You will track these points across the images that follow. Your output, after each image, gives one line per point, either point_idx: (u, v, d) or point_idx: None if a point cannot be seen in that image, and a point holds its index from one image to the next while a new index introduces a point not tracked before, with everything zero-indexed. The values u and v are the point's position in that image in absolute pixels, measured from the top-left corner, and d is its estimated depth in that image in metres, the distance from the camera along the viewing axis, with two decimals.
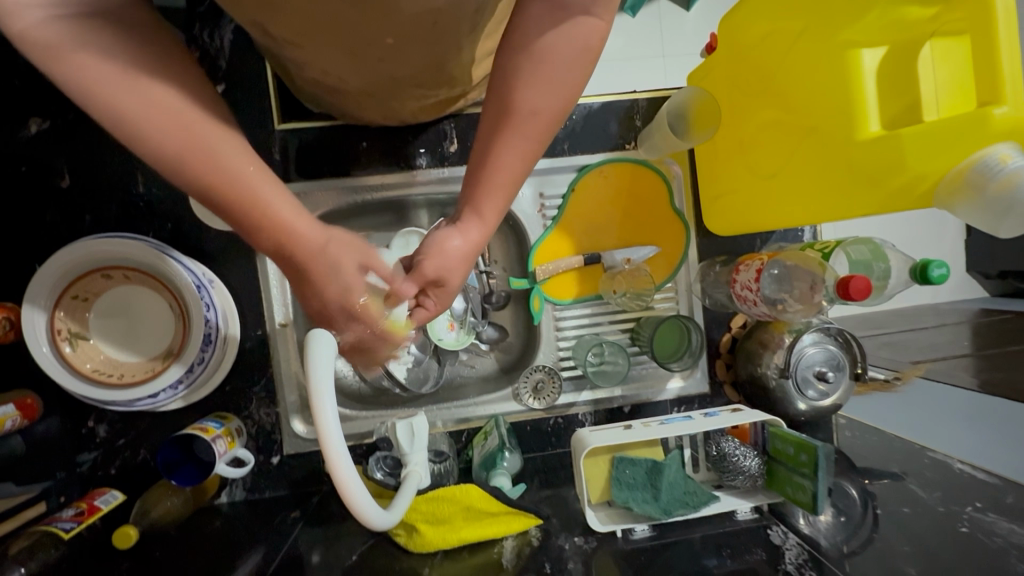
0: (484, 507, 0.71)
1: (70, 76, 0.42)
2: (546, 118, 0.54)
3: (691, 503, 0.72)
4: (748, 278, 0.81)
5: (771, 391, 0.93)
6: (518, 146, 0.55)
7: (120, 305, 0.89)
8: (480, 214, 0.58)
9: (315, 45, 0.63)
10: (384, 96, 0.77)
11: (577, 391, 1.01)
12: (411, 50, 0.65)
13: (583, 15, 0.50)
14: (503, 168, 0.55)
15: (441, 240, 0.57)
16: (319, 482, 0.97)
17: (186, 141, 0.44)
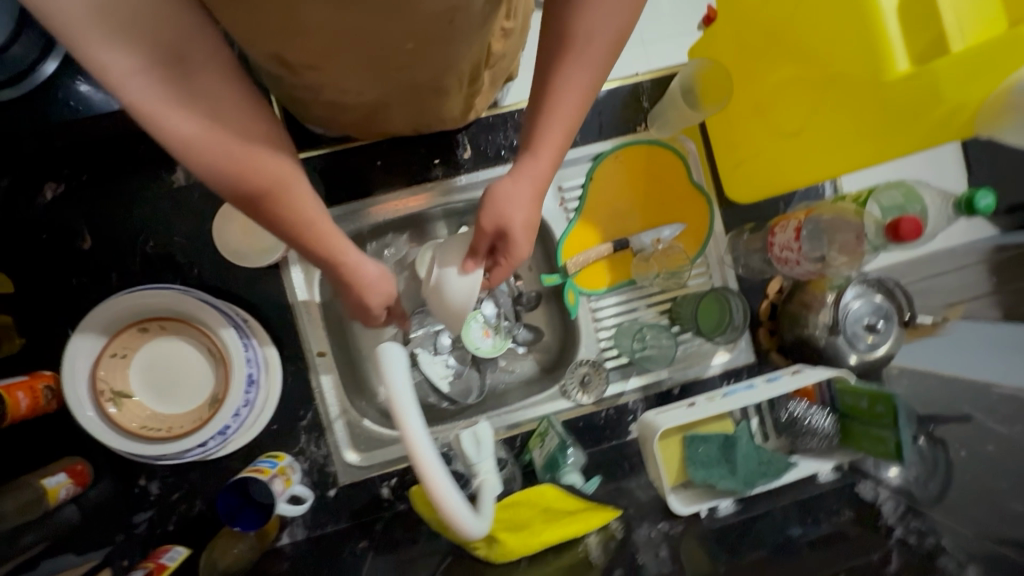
0: (562, 506, 0.71)
1: (168, 131, 0.45)
2: (603, 43, 0.54)
3: (769, 472, 0.72)
4: (786, 240, 0.80)
5: (822, 350, 0.92)
6: (576, 81, 0.56)
7: (163, 358, 0.88)
8: (536, 154, 0.60)
9: (332, 63, 0.63)
10: (403, 103, 0.78)
11: (624, 379, 1.00)
12: (432, 53, 0.64)
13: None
14: (561, 106, 0.57)
15: (498, 191, 0.61)
16: (380, 509, 0.95)
17: (255, 178, 0.48)
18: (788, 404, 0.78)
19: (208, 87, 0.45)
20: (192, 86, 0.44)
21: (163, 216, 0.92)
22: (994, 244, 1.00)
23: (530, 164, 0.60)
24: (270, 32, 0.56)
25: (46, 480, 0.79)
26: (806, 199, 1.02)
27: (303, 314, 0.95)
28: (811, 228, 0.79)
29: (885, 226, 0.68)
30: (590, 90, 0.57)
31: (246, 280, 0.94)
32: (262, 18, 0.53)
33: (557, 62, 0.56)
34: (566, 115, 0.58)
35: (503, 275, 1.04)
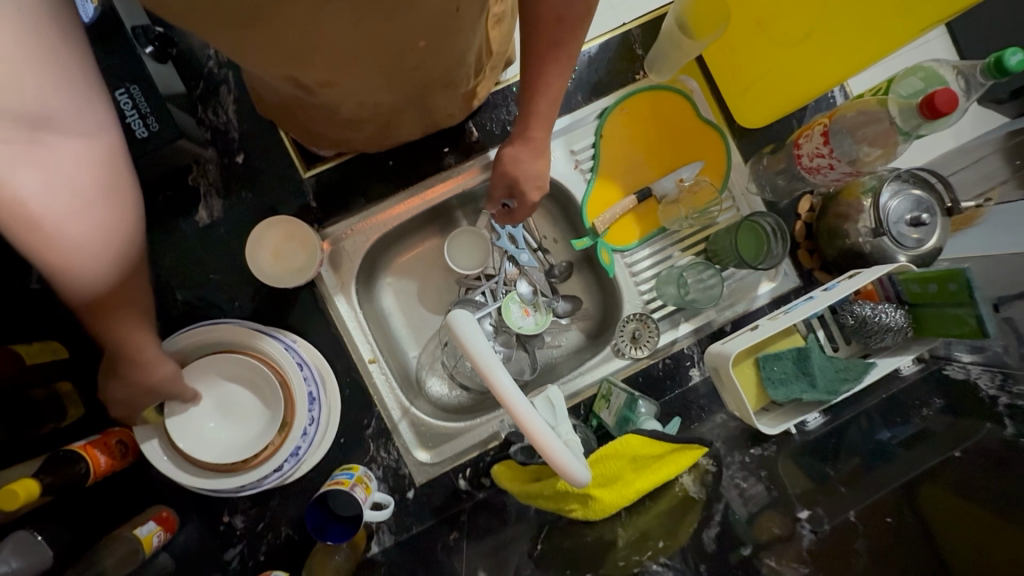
0: (650, 452, 0.69)
1: (36, 236, 0.56)
2: (568, 25, 0.65)
3: (850, 377, 0.70)
4: (815, 146, 0.81)
5: (869, 256, 0.90)
6: (559, 71, 0.71)
7: (227, 402, 0.87)
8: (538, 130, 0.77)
9: (350, 77, 0.63)
10: (415, 105, 0.78)
11: (674, 326, 0.99)
12: (442, 48, 0.64)
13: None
14: (549, 84, 0.72)
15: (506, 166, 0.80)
16: (461, 500, 0.95)
17: (75, 293, 0.60)
18: (852, 306, 0.73)
19: (88, 207, 0.58)
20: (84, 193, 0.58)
21: (194, 257, 0.93)
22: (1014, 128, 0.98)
23: (538, 139, 0.78)
24: (282, 52, 0.56)
25: (137, 530, 0.80)
26: (818, 111, 0.99)
27: (349, 325, 0.96)
28: (837, 132, 0.80)
29: (919, 103, 0.68)
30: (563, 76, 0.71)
31: (286, 304, 0.95)
32: (273, 41, 0.54)
33: (546, 41, 0.66)
34: (556, 93, 0.73)
35: (531, 250, 1.04)
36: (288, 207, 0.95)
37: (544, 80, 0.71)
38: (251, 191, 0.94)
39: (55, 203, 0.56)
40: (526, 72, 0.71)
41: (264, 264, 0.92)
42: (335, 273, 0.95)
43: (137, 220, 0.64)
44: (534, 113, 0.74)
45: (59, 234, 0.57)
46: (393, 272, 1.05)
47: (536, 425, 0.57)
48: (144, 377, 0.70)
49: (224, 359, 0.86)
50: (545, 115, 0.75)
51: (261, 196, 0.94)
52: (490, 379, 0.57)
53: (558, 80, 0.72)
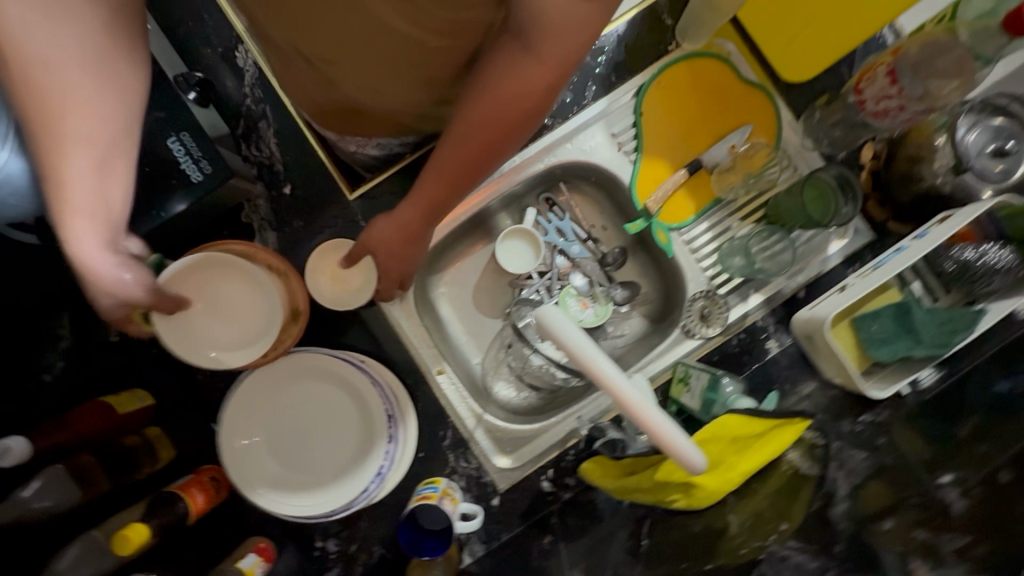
0: (749, 430, 0.67)
1: (36, 112, 0.56)
2: (484, 134, 0.60)
3: (961, 327, 0.65)
4: (880, 88, 0.75)
5: (948, 197, 0.85)
6: (452, 157, 0.63)
7: (215, 304, 0.82)
8: (412, 205, 0.71)
9: (361, 61, 0.64)
10: (439, 104, 0.77)
11: (744, 300, 0.94)
12: (463, 53, 0.64)
13: (531, 58, 0.53)
14: (438, 172, 0.66)
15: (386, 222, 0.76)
16: (548, 503, 0.93)
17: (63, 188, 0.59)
18: (950, 252, 0.68)
19: (75, 89, 0.57)
20: (98, 67, 0.57)
21: None
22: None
23: (407, 212, 0.73)
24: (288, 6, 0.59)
25: (241, 563, 0.83)
26: (868, 54, 0.94)
27: (413, 338, 0.96)
28: (904, 70, 0.73)
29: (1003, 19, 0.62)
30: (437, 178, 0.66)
31: (350, 327, 0.95)
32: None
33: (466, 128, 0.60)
34: (442, 187, 0.67)
35: (581, 243, 1.03)
36: (339, 230, 0.96)
37: (443, 151, 0.64)
38: (302, 219, 0.95)
39: (59, 74, 0.55)
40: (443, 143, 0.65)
41: (327, 285, 0.90)
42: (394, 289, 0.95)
43: (131, 140, 0.62)
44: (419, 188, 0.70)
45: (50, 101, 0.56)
46: (446, 282, 1.04)
47: (648, 412, 0.56)
48: (95, 290, 0.64)
49: (204, 266, 0.81)
50: (431, 197, 0.69)
51: (313, 223, 0.96)
52: (593, 369, 0.55)
53: (445, 188, 0.67)
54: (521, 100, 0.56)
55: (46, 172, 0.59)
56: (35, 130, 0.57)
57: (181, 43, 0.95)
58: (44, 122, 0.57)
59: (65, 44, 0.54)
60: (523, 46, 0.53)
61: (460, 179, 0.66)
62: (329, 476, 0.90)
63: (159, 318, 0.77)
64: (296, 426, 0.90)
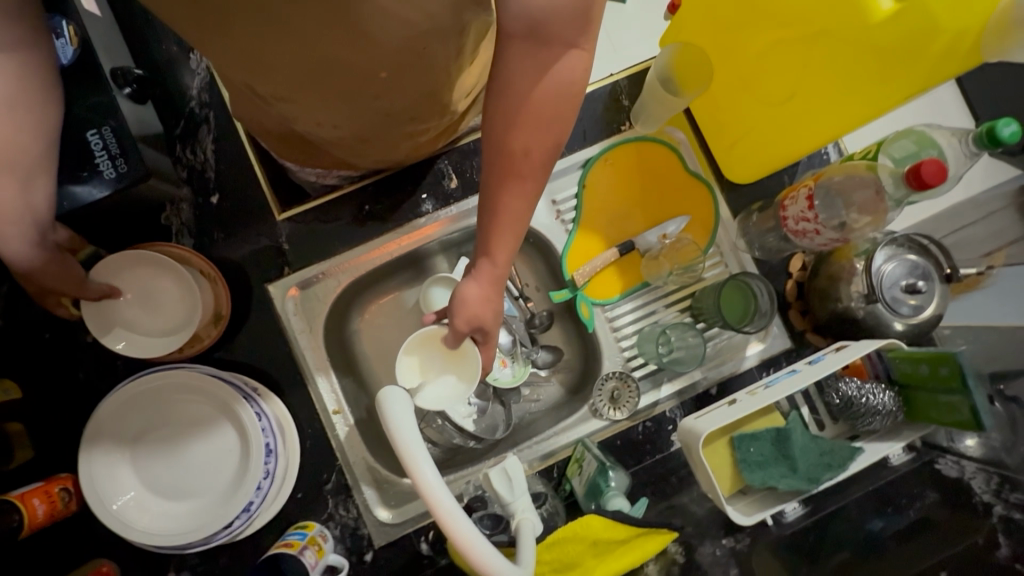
0: (613, 536, 0.64)
1: None
2: (539, 155, 0.57)
3: (835, 463, 0.65)
4: (799, 209, 0.77)
5: (862, 322, 0.86)
6: (521, 189, 0.59)
7: (144, 297, 0.85)
8: (493, 260, 0.63)
9: (307, 96, 0.63)
10: (375, 139, 0.77)
11: (656, 387, 0.94)
12: (405, 81, 0.63)
13: (569, 49, 0.52)
14: (508, 210, 0.60)
15: (463, 291, 0.66)
16: (421, 567, 0.89)
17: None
18: (837, 384, 0.69)
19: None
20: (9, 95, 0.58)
21: None
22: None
23: (488, 268, 0.64)
24: (229, 50, 0.55)
25: None
26: (811, 167, 0.97)
27: (313, 373, 0.92)
28: (822, 195, 0.76)
29: (905, 172, 0.64)
30: (530, 199, 0.60)
31: (253, 349, 0.92)
32: (235, 41, 0.54)
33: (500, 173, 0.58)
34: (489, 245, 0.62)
35: (510, 299, 0.99)
36: (261, 249, 0.93)
37: (499, 196, 0.59)
38: (223, 230, 0.93)
39: None
40: (482, 188, 0.61)
41: (440, 360, 0.78)
42: (301, 317, 0.92)
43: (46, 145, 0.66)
44: (489, 239, 0.62)
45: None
46: (366, 316, 1.01)
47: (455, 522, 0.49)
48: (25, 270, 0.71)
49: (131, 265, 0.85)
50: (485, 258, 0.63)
51: (236, 237, 0.93)
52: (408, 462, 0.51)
53: (513, 235, 0.62)
54: (566, 97, 0.55)
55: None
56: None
57: (137, 35, 0.93)
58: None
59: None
60: (533, 41, 0.51)
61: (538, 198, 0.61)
62: (191, 505, 0.83)
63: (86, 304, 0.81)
64: (166, 445, 0.84)
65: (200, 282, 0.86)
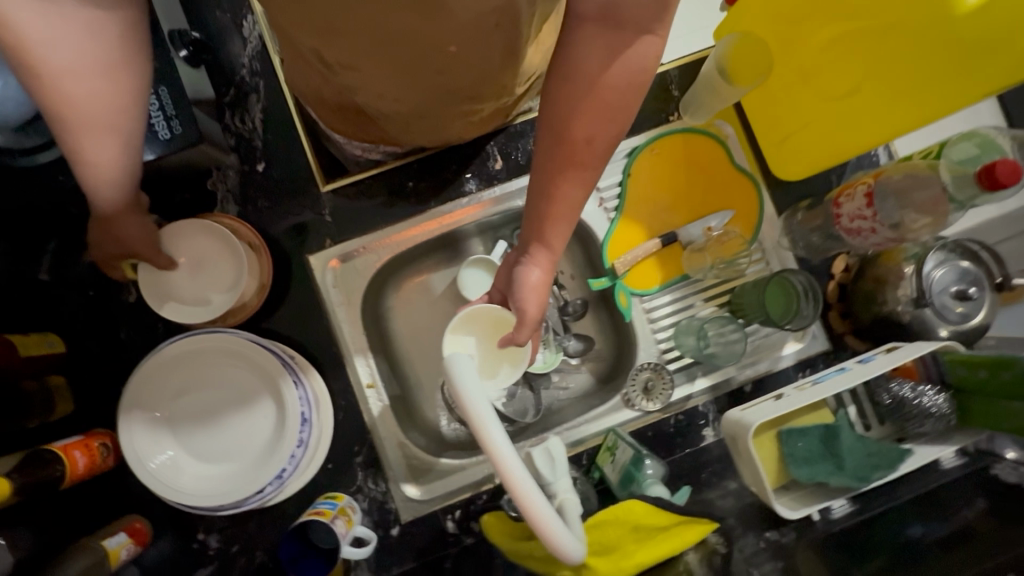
0: (653, 522, 0.64)
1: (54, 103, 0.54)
2: (601, 143, 0.57)
3: (883, 464, 0.64)
4: (856, 207, 0.77)
5: (907, 327, 0.84)
6: (579, 176, 0.58)
7: (194, 260, 0.85)
8: (548, 245, 0.64)
9: (372, 67, 0.61)
10: (431, 115, 0.76)
11: (690, 381, 0.93)
12: (471, 58, 0.61)
13: (643, 35, 0.50)
14: (565, 197, 0.59)
15: (524, 278, 0.65)
16: (447, 544, 0.89)
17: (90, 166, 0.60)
18: (889, 385, 0.68)
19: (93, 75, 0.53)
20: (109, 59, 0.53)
21: None
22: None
23: (546, 253, 0.65)
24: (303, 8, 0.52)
25: (105, 542, 0.76)
26: (860, 168, 0.96)
27: (350, 347, 0.93)
28: (882, 193, 0.75)
29: (978, 171, 0.63)
30: (587, 187, 0.59)
31: (291, 319, 0.92)
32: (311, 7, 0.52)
33: (554, 161, 0.57)
34: (543, 229, 0.62)
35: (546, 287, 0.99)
36: (303, 220, 0.93)
37: (555, 185, 0.58)
38: (269, 200, 0.93)
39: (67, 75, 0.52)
40: (536, 176, 0.60)
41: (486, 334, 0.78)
42: (339, 290, 0.93)
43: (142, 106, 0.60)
44: (545, 225, 0.62)
45: (66, 97, 0.53)
46: (403, 293, 1.01)
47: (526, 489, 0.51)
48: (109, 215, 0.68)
49: (184, 228, 0.85)
50: (541, 241, 0.64)
51: (279, 206, 0.93)
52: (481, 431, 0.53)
53: (567, 222, 0.62)
54: (633, 86, 0.54)
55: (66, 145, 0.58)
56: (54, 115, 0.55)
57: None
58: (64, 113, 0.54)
59: (85, 50, 0.51)
60: (608, 24, 0.50)
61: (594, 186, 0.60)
62: (225, 469, 0.84)
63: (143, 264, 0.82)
64: (203, 409, 0.85)
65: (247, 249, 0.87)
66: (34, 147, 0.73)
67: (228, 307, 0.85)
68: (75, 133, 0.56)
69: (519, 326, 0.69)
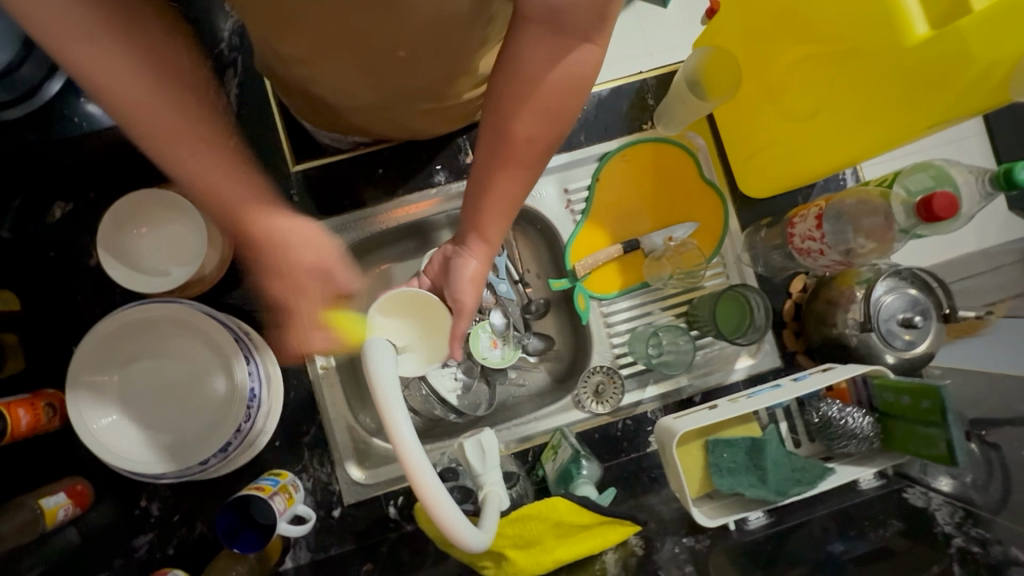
0: (576, 520, 0.65)
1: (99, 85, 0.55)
2: (539, 147, 0.60)
3: (805, 480, 0.66)
4: (808, 228, 0.78)
5: (854, 349, 0.86)
6: (517, 176, 0.61)
7: (157, 231, 0.86)
8: (486, 238, 0.67)
9: (326, 64, 0.63)
10: (395, 108, 0.76)
11: (641, 387, 0.94)
12: (425, 62, 0.65)
13: (582, 42, 0.53)
14: (502, 194, 0.63)
15: (462, 269, 0.70)
16: (387, 529, 0.90)
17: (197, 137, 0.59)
18: (819, 404, 0.71)
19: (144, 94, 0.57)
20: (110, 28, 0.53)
21: None
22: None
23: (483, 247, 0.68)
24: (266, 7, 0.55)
25: (44, 500, 0.76)
26: (826, 191, 0.97)
27: (307, 328, 0.93)
28: (833, 217, 0.77)
29: (917, 202, 0.66)
30: (524, 186, 0.63)
31: (250, 295, 0.93)
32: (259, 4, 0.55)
33: (494, 158, 0.61)
34: (483, 222, 0.65)
35: (511, 282, 0.98)
36: None
37: (492, 181, 0.61)
38: None
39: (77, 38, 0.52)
40: (476, 172, 0.63)
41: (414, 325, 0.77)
42: None
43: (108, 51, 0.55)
44: (482, 218, 0.65)
45: (215, 192, 0.62)
46: (366, 278, 1.01)
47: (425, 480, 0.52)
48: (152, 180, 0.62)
49: (150, 199, 0.87)
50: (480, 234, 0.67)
51: None
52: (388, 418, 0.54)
53: (504, 218, 0.65)
54: (573, 93, 0.56)
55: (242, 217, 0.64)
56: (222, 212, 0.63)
57: None
58: (246, 203, 0.63)
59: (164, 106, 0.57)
60: (551, 28, 0.52)
61: (532, 185, 0.64)
62: (170, 439, 0.84)
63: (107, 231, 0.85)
64: (154, 378, 0.85)
65: (213, 224, 0.87)
66: (5, 103, 0.86)
67: (187, 279, 0.85)
68: (228, 195, 0.62)
69: (459, 317, 0.72)
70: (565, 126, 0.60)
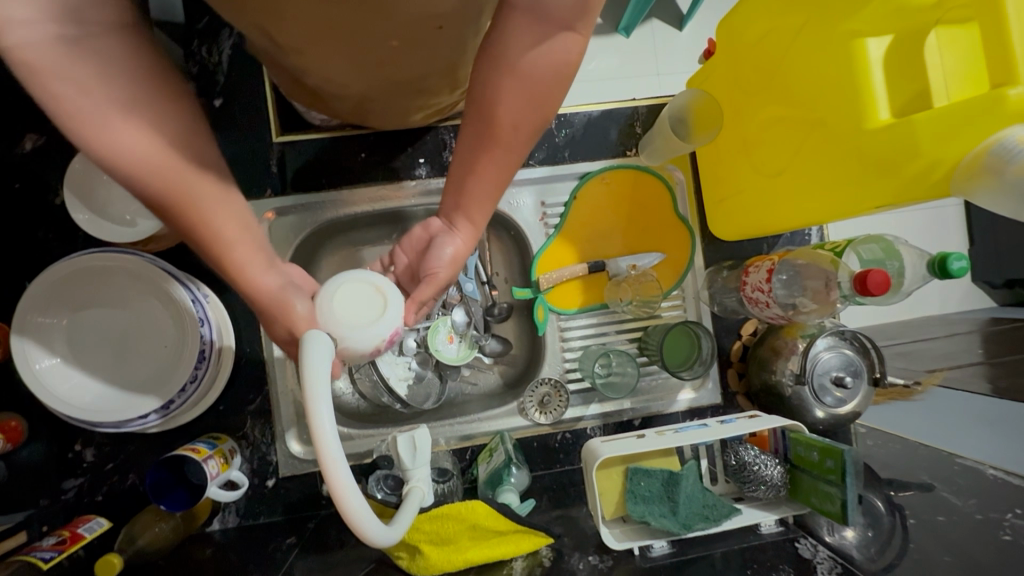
0: (492, 526, 0.68)
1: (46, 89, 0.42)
2: (526, 131, 0.56)
3: (711, 516, 0.73)
4: (759, 279, 0.83)
5: (787, 399, 0.89)
6: (504, 159, 0.57)
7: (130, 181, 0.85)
8: (471, 219, 0.64)
9: (313, 52, 0.63)
10: (386, 99, 0.78)
11: (585, 404, 0.97)
12: (414, 52, 0.65)
13: (564, 32, 0.48)
14: (488, 178, 0.59)
15: (440, 249, 0.65)
16: (317, 506, 0.93)
17: (162, 185, 0.48)
18: (738, 449, 0.80)
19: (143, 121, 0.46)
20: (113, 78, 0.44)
21: None
22: (987, 322, 1.00)
23: (468, 229, 0.65)
24: (254, 13, 0.54)
25: None
26: (791, 243, 1.00)
27: None
28: (781, 273, 0.81)
29: (855, 276, 0.70)
30: (510, 169, 0.58)
31: None
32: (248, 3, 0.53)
33: (479, 144, 0.57)
34: (466, 205, 0.62)
35: (477, 282, 0.98)
36: (249, 166, 0.93)
37: (475, 165, 0.58)
38: (218, 137, 0.92)
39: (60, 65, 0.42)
40: (462, 154, 0.59)
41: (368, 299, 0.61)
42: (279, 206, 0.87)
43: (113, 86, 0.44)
44: (466, 198, 0.61)
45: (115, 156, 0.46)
46: (334, 257, 1.02)
47: (347, 494, 0.47)
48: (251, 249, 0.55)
49: None
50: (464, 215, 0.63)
51: (228, 145, 0.93)
52: (314, 426, 0.47)
53: (487, 204, 0.62)
54: (558, 77, 0.52)
55: (185, 228, 0.52)
56: (189, 226, 0.51)
57: None
58: (170, 170, 0.48)
59: (94, 90, 0.44)
60: (534, 16, 0.47)
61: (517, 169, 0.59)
62: (113, 389, 0.84)
63: (77, 170, 0.83)
64: (102, 327, 0.84)
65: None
66: None
67: (151, 234, 0.84)
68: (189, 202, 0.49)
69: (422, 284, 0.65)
70: (552, 115, 0.56)
